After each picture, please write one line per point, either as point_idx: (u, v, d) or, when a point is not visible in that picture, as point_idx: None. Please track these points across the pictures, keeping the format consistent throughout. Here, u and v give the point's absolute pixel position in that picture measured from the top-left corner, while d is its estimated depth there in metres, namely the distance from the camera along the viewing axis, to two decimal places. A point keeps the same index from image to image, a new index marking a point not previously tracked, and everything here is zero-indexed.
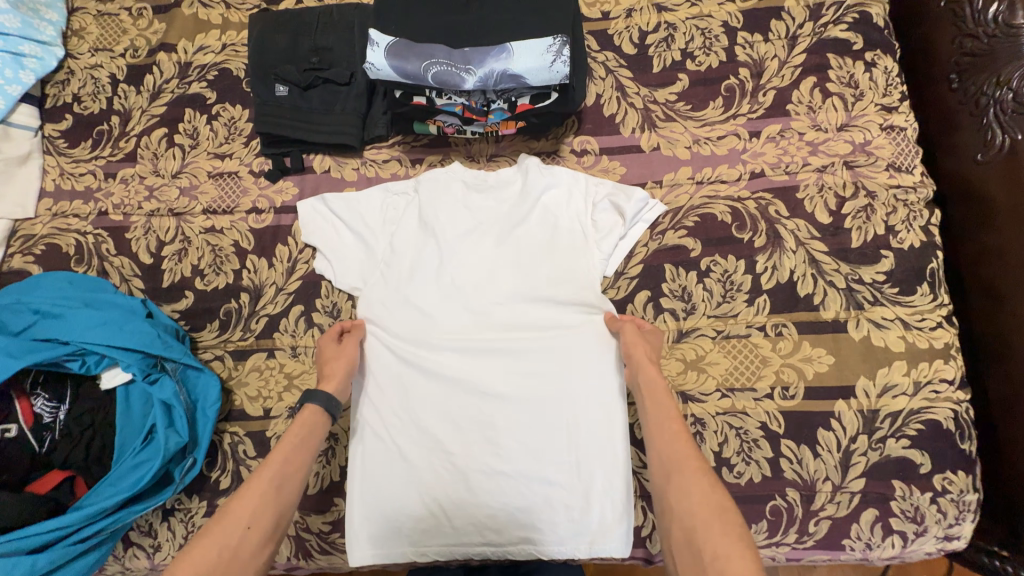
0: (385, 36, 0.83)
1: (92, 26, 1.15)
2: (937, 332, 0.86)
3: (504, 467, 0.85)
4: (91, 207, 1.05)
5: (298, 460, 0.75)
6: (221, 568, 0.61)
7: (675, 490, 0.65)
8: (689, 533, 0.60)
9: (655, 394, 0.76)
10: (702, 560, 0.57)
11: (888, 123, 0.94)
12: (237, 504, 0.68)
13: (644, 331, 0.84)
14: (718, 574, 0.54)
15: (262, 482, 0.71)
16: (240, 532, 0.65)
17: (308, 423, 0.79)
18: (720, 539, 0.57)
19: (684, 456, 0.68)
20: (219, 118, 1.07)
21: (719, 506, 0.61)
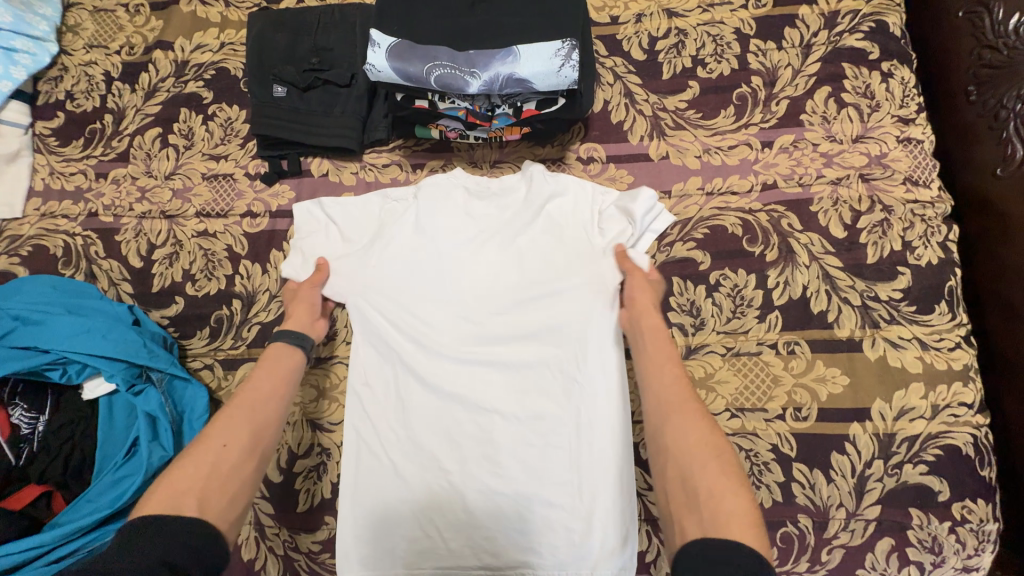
0: (387, 36, 0.80)
1: (88, 22, 1.12)
2: (955, 353, 0.82)
3: (503, 486, 0.82)
4: (80, 207, 1.02)
5: (269, 390, 0.77)
6: (197, 486, 0.64)
7: (673, 430, 0.68)
8: (684, 472, 0.63)
9: (659, 342, 0.78)
10: (696, 495, 0.61)
11: (905, 135, 0.91)
12: (211, 430, 0.71)
13: (646, 284, 0.84)
14: (713, 511, 0.58)
15: (236, 410, 0.73)
16: (217, 451, 0.68)
17: (274, 358, 0.81)
18: (717, 479, 0.61)
19: (685, 400, 0.70)
20: (215, 119, 1.04)
21: (716, 448, 0.64)
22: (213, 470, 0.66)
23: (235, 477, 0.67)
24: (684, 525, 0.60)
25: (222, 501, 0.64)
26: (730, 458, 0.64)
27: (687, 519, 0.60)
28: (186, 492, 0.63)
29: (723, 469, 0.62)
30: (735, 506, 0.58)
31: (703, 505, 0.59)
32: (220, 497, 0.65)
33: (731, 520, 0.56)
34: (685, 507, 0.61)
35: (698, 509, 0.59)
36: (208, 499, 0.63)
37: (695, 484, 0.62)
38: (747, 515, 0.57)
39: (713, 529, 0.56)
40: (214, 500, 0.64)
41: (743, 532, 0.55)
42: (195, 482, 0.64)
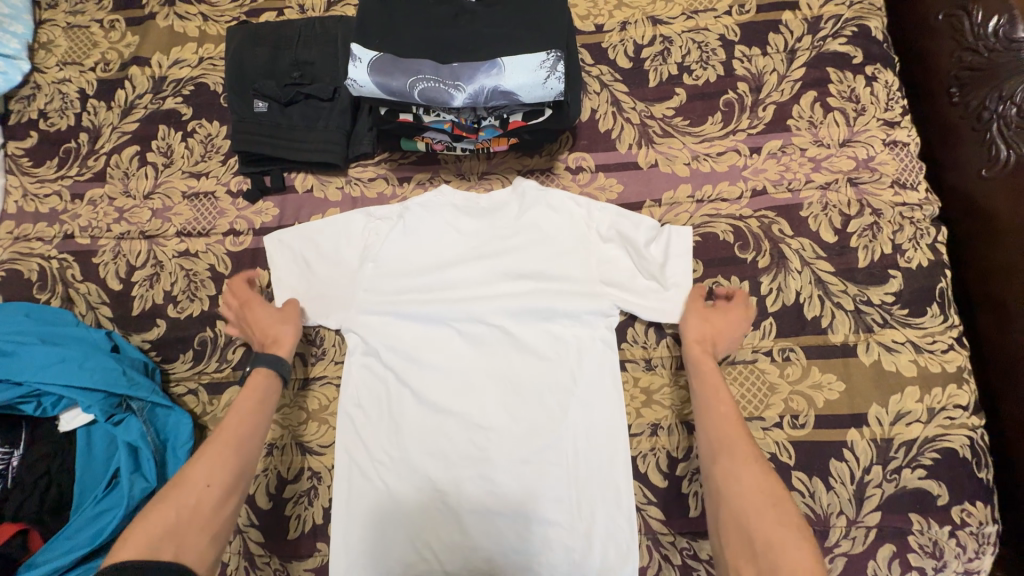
0: (368, 50, 0.78)
1: (61, 39, 1.09)
2: (948, 355, 0.82)
3: (501, 507, 0.80)
4: (56, 229, 0.98)
5: (250, 424, 0.76)
6: (174, 533, 0.64)
7: (726, 476, 0.68)
8: (739, 517, 0.65)
9: (716, 380, 0.77)
10: (752, 545, 0.62)
11: (891, 138, 0.91)
12: (192, 469, 0.70)
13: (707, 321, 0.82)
14: (771, 562, 0.59)
15: (217, 446, 0.72)
16: (199, 491, 0.68)
17: (256, 388, 0.79)
18: (774, 527, 0.62)
19: (740, 443, 0.70)
20: (195, 135, 1.01)
21: (774, 496, 0.65)
22: (196, 513, 0.67)
23: (215, 518, 0.68)
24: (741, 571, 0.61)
25: (202, 543, 0.66)
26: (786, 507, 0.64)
27: (743, 565, 0.62)
28: (164, 537, 0.63)
29: (784, 518, 0.63)
30: (795, 559, 0.59)
31: (760, 552, 0.61)
32: (199, 539, 0.65)
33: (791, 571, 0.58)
34: (741, 552, 0.63)
35: (756, 558, 0.61)
36: (187, 542, 0.64)
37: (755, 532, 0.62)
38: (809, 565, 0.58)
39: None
40: (194, 544, 0.65)
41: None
42: (172, 525, 0.64)
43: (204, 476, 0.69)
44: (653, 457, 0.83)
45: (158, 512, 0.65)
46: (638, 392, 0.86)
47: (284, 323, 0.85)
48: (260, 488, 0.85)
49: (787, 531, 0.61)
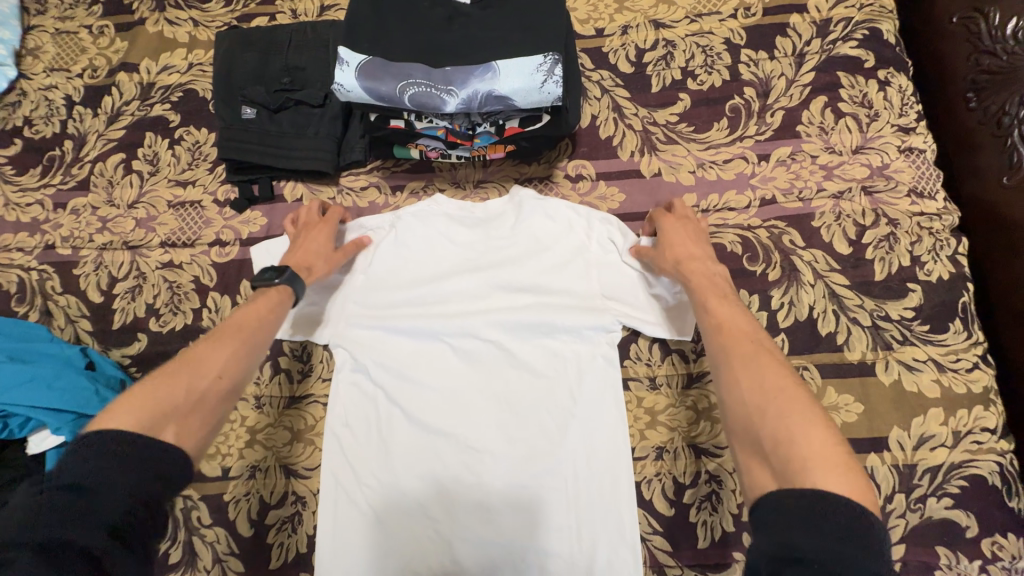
0: (356, 53, 0.75)
1: (49, 45, 1.06)
2: (973, 375, 0.77)
3: (497, 535, 0.75)
4: (37, 239, 0.95)
5: (267, 329, 0.70)
6: (173, 414, 0.56)
7: (733, 378, 0.60)
8: (750, 420, 0.57)
9: (711, 293, 0.71)
10: (763, 445, 0.54)
11: (906, 145, 0.87)
12: (199, 358, 0.63)
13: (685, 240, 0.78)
14: (784, 457, 0.51)
15: (230, 339, 0.66)
16: (208, 381, 0.61)
17: (273, 295, 0.73)
18: (789, 423, 0.53)
19: (742, 343, 0.63)
20: (182, 143, 0.98)
21: (791, 389, 0.57)
22: (201, 401, 0.60)
23: (217, 411, 0.61)
24: (756, 476, 0.53)
25: (201, 432, 0.58)
26: (805, 399, 0.56)
27: (757, 470, 0.53)
28: (165, 416, 0.56)
29: (802, 410, 0.54)
30: (811, 452, 0.50)
31: (773, 452, 0.53)
32: (200, 428, 0.58)
33: (809, 466, 0.49)
34: (754, 456, 0.54)
35: (771, 459, 0.53)
36: (188, 426, 0.57)
37: (765, 431, 0.55)
38: (833, 458, 0.50)
39: (790, 478, 0.50)
40: (194, 430, 0.57)
41: (826, 477, 0.48)
42: (176, 406, 0.57)
43: (218, 367, 0.63)
44: (658, 483, 0.78)
45: (162, 389, 0.58)
46: (641, 413, 0.81)
47: (330, 262, 0.82)
48: (241, 514, 0.80)
49: (806, 423, 0.53)
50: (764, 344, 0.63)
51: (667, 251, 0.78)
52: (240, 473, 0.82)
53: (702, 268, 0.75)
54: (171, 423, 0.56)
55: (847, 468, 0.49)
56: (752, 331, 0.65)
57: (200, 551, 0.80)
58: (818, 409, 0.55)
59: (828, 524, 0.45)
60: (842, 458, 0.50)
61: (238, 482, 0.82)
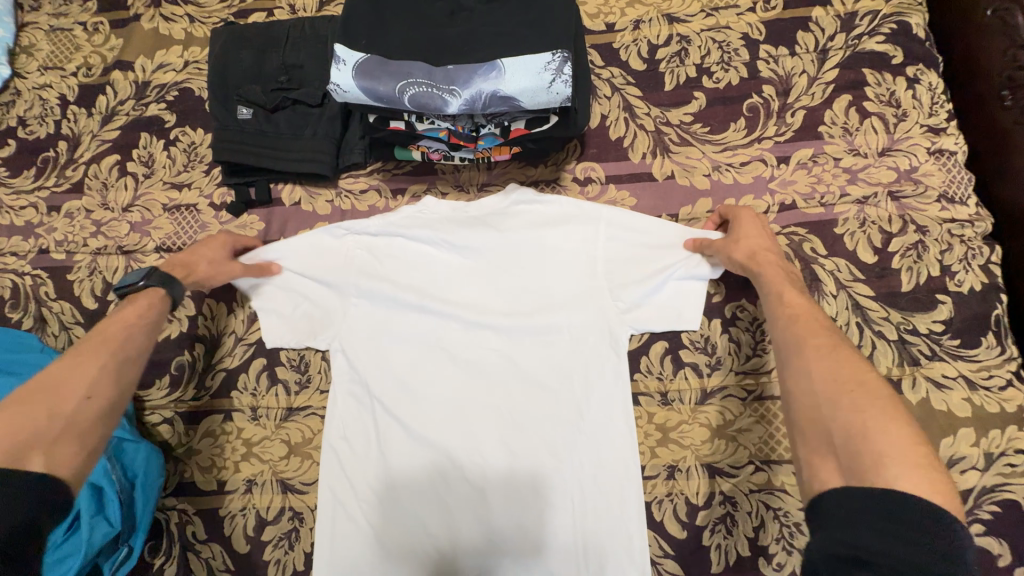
0: (354, 52, 0.71)
1: (43, 42, 1.04)
2: (1007, 393, 0.73)
3: (500, 552, 0.71)
4: (31, 243, 0.93)
5: (140, 338, 0.68)
6: (42, 440, 0.54)
7: (802, 368, 0.58)
8: (818, 413, 0.54)
9: (788, 289, 0.67)
10: (831, 437, 0.51)
11: (936, 147, 0.82)
12: (59, 382, 0.59)
13: (759, 233, 0.74)
14: (854, 452, 0.49)
15: (92, 358, 0.63)
16: (77, 401, 0.59)
17: (140, 309, 0.70)
18: (867, 417, 0.50)
19: (818, 336, 0.60)
20: (178, 144, 0.95)
21: (872, 386, 0.53)
22: (72, 423, 0.57)
23: (94, 431, 0.59)
24: (817, 467, 0.51)
25: (77, 454, 0.56)
26: (888, 399, 0.52)
27: (822, 465, 0.51)
28: (29, 443, 0.53)
29: (879, 408, 0.51)
30: (885, 449, 0.47)
31: (842, 446, 0.50)
32: (75, 451, 0.56)
33: (885, 464, 0.46)
34: (819, 448, 0.52)
35: (839, 453, 0.50)
36: (59, 452, 0.55)
37: (835, 424, 0.52)
38: (910, 456, 0.46)
39: (860, 473, 0.47)
40: (69, 454, 0.56)
41: (907, 476, 0.45)
42: (42, 432, 0.55)
43: (87, 385, 0.61)
44: (669, 505, 0.74)
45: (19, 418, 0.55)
46: (652, 429, 0.77)
47: (213, 266, 0.78)
48: (237, 530, 0.78)
49: (883, 418, 0.50)
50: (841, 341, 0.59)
51: (739, 243, 0.73)
52: (236, 487, 0.80)
53: (777, 266, 0.70)
54: (38, 450, 0.54)
55: (929, 470, 0.46)
56: (830, 332, 0.60)
57: (194, 567, 0.77)
58: (898, 408, 0.50)
59: (910, 527, 0.42)
60: (922, 459, 0.46)
61: (234, 496, 0.79)
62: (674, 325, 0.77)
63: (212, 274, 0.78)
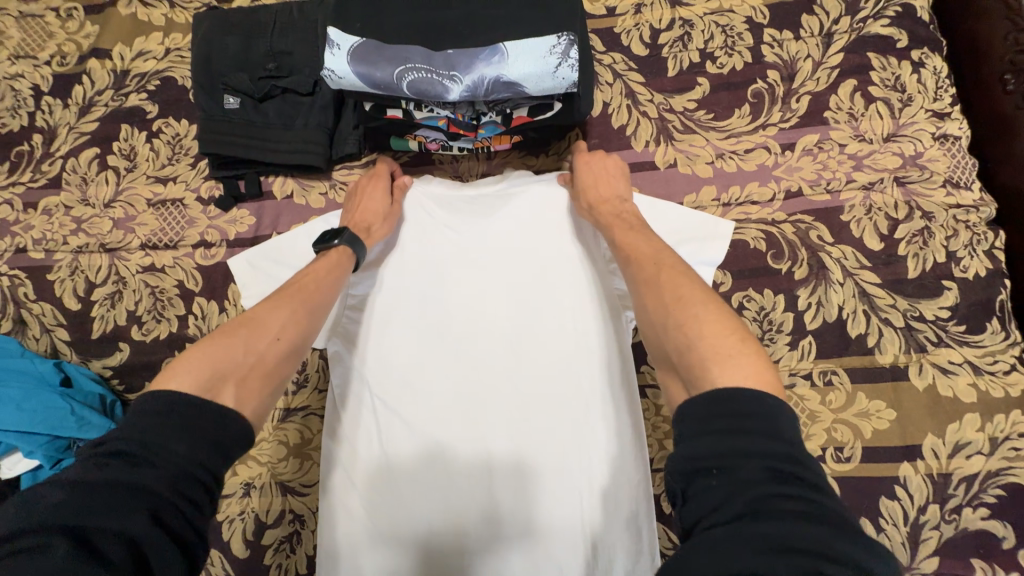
0: (348, 35, 0.68)
1: (12, 29, 0.98)
2: (1011, 378, 0.73)
3: (508, 550, 0.67)
4: (7, 242, 0.88)
5: (328, 289, 0.64)
6: (234, 374, 0.51)
7: (643, 300, 0.57)
8: (660, 338, 0.53)
9: (620, 232, 0.69)
10: (670, 358, 0.51)
11: (941, 132, 0.81)
12: (261, 317, 0.57)
13: (597, 177, 0.77)
14: (685, 365, 0.48)
15: (287, 300, 0.60)
16: (267, 343, 0.55)
17: (332, 261, 0.68)
18: (695, 325, 0.50)
19: (646, 267, 0.59)
20: (161, 136, 0.91)
21: (689, 293, 0.53)
22: (260, 363, 0.54)
23: (278, 375, 0.55)
24: (671, 392, 0.51)
25: (259, 395, 0.52)
26: (706, 302, 0.52)
27: (672, 385, 0.51)
28: (222, 376, 0.50)
29: (703, 314, 0.50)
30: (713, 349, 0.47)
31: (678, 362, 0.49)
32: (257, 392, 0.52)
33: (707, 368, 0.46)
34: (669, 371, 0.52)
35: (679, 371, 0.49)
36: (246, 390, 0.51)
37: (670, 342, 0.52)
38: (724, 349, 0.46)
39: (692, 380, 0.47)
40: (253, 392, 0.51)
41: (720, 371, 0.45)
42: (238, 365, 0.52)
43: (277, 329, 0.57)
44: None
45: (220, 347, 0.52)
46: (660, 422, 0.78)
47: (387, 222, 0.80)
48: (236, 534, 0.76)
49: (701, 317, 0.50)
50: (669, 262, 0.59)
51: (581, 194, 0.76)
52: (233, 491, 0.77)
53: (614, 209, 0.73)
54: (229, 383, 0.50)
55: (744, 354, 0.46)
56: (658, 257, 0.60)
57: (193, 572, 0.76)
58: (718, 308, 0.51)
59: (740, 420, 0.40)
60: (737, 348, 0.46)
61: (232, 500, 0.77)
62: None
63: (387, 231, 0.80)
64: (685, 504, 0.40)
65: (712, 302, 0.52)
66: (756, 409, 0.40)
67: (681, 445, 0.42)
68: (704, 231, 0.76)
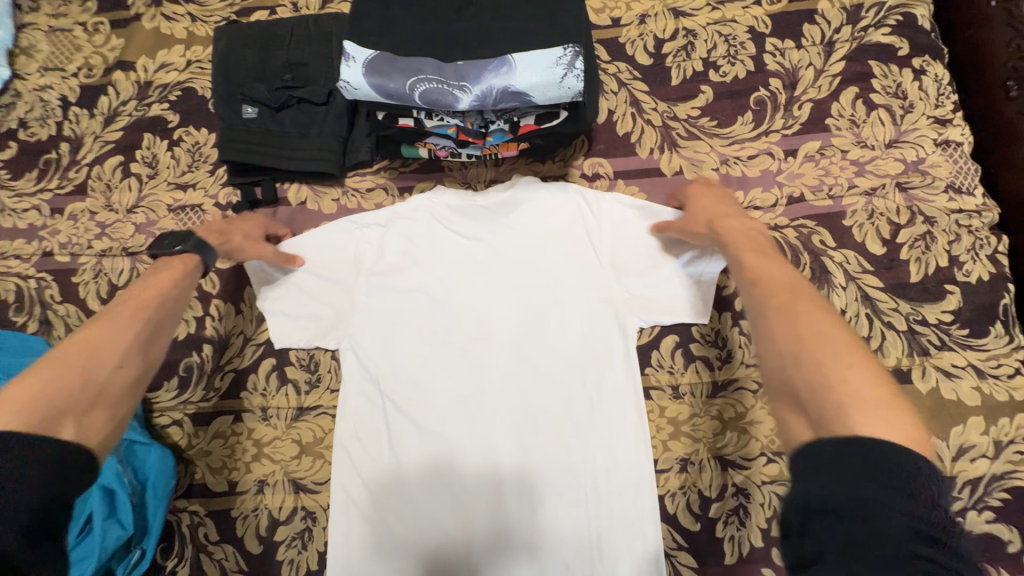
0: (363, 48, 0.71)
1: (42, 43, 1.02)
2: (1015, 381, 0.73)
3: (514, 551, 0.71)
4: (34, 246, 0.92)
5: (170, 310, 0.67)
6: (77, 404, 0.54)
7: (772, 328, 0.55)
8: (787, 367, 0.51)
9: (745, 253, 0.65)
10: (796, 391, 0.49)
11: (943, 138, 0.82)
12: (100, 343, 0.59)
13: (717, 204, 0.75)
14: (820, 402, 0.47)
15: (125, 323, 0.62)
16: (109, 372, 0.58)
17: (174, 276, 0.70)
18: (841, 367, 0.48)
19: (781, 297, 0.57)
20: (182, 144, 0.94)
21: (831, 335, 0.51)
22: (105, 391, 0.57)
23: (124, 401, 0.58)
24: (790, 426, 0.49)
25: (108, 424, 0.55)
26: (852, 347, 0.50)
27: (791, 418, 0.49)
28: (65, 408, 0.52)
29: (846, 357, 0.49)
30: (854, 395, 0.46)
31: (808, 398, 0.48)
32: (104, 422, 0.55)
33: (851, 413, 0.44)
34: (789, 405, 0.50)
35: (806, 407, 0.48)
36: (91, 420, 0.54)
37: (800, 377, 0.50)
38: (868, 398, 0.45)
39: (825, 427, 0.45)
40: (100, 422, 0.55)
41: (866, 420, 0.44)
42: (79, 396, 0.54)
43: (117, 353, 0.59)
44: (682, 498, 0.75)
45: (55, 380, 0.54)
46: (664, 423, 0.78)
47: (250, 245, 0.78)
48: (249, 530, 0.78)
49: (845, 360, 0.49)
50: (808, 296, 0.57)
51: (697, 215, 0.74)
52: (248, 487, 0.79)
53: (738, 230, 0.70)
54: (73, 415, 0.53)
55: (889, 408, 0.44)
56: (794, 288, 0.58)
57: (207, 568, 0.77)
58: (864, 356, 0.49)
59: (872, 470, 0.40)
60: (882, 400, 0.45)
61: (246, 497, 0.79)
62: (676, 315, 0.77)
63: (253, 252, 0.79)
64: (801, 538, 0.40)
65: (857, 348, 0.50)
66: (886, 464, 0.40)
67: (804, 482, 0.42)
68: None
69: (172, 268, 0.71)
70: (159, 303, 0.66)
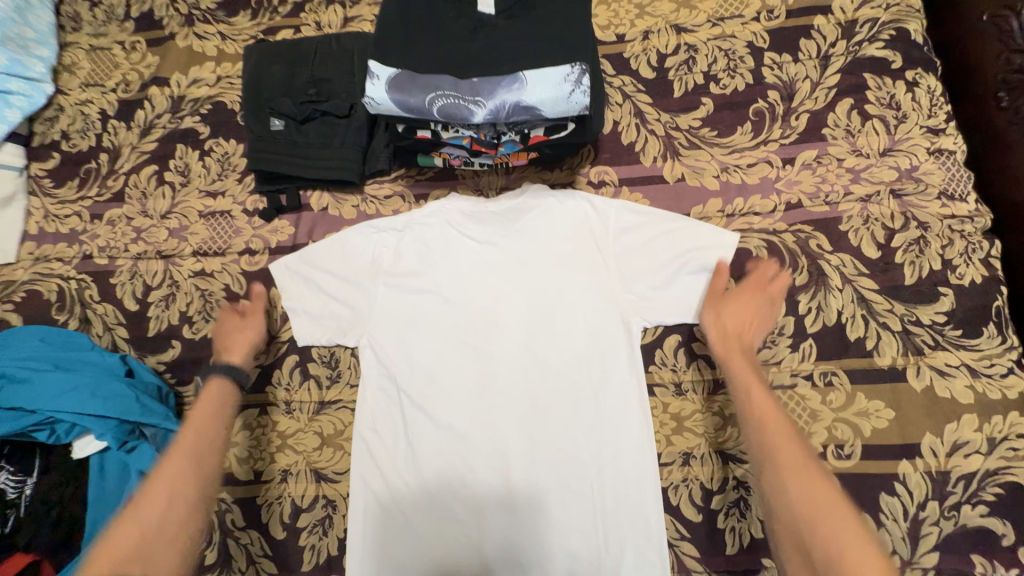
0: (386, 66, 0.76)
1: (83, 61, 1.10)
2: (1008, 380, 0.76)
3: (524, 544, 0.75)
4: (75, 249, 0.99)
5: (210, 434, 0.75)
6: (139, 553, 0.63)
7: (785, 486, 0.62)
8: (799, 531, 0.59)
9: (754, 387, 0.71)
10: (810, 552, 0.57)
11: (936, 146, 0.86)
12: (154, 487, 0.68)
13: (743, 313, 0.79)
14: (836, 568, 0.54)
15: (176, 461, 0.71)
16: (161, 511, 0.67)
17: (210, 401, 0.79)
18: (844, 534, 0.57)
19: (789, 454, 0.64)
20: (212, 154, 1.01)
21: (826, 496, 0.60)
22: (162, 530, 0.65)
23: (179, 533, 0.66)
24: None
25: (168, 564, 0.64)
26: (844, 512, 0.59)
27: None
28: (128, 560, 0.62)
29: (842, 523, 0.58)
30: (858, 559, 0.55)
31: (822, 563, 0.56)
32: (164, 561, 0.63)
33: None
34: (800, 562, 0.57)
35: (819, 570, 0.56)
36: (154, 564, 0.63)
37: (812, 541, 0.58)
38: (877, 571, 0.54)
39: None
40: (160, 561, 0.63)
41: None
42: (139, 547, 0.63)
43: (167, 494, 0.68)
44: (685, 490, 0.78)
45: (119, 539, 0.64)
46: (667, 419, 0.81)
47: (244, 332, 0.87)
48: (274, 517, 0.83)
49: (841, 527, 0.58)
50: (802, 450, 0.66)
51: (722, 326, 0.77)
52: (272, 477, 0.84)
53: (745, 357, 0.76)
54: (136, 564, 0.62)
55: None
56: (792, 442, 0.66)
57: (234, 552, 0.82)
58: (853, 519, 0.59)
59: None
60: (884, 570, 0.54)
61: (271, 485, 0.84)
62: (677, 314, 0.81)
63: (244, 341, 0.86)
64: None
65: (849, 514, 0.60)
66: None
67: None
68: (711, 240, 0.83)
69: (207, 394, 0.80)
70: (199, 429, 0.75)
